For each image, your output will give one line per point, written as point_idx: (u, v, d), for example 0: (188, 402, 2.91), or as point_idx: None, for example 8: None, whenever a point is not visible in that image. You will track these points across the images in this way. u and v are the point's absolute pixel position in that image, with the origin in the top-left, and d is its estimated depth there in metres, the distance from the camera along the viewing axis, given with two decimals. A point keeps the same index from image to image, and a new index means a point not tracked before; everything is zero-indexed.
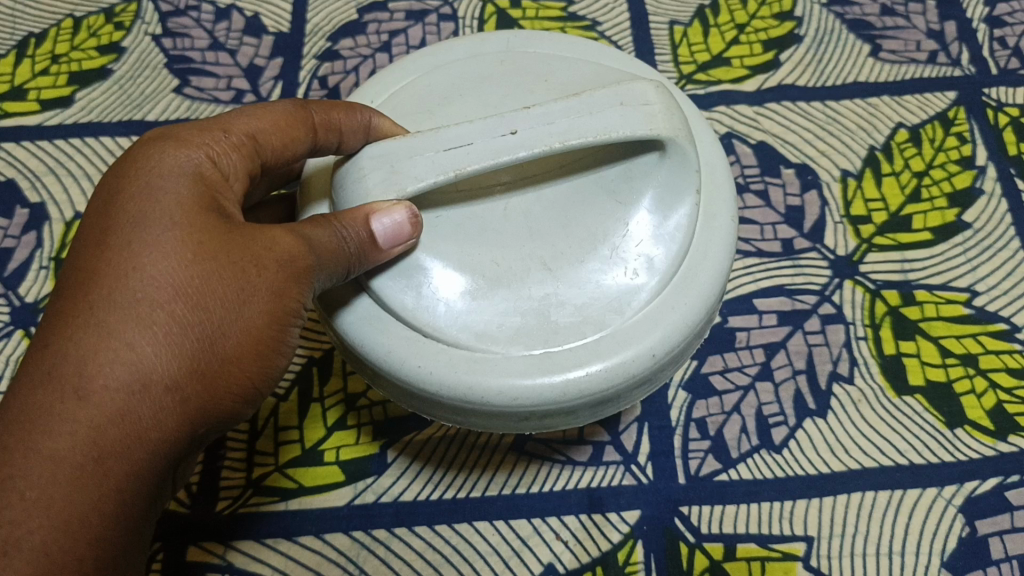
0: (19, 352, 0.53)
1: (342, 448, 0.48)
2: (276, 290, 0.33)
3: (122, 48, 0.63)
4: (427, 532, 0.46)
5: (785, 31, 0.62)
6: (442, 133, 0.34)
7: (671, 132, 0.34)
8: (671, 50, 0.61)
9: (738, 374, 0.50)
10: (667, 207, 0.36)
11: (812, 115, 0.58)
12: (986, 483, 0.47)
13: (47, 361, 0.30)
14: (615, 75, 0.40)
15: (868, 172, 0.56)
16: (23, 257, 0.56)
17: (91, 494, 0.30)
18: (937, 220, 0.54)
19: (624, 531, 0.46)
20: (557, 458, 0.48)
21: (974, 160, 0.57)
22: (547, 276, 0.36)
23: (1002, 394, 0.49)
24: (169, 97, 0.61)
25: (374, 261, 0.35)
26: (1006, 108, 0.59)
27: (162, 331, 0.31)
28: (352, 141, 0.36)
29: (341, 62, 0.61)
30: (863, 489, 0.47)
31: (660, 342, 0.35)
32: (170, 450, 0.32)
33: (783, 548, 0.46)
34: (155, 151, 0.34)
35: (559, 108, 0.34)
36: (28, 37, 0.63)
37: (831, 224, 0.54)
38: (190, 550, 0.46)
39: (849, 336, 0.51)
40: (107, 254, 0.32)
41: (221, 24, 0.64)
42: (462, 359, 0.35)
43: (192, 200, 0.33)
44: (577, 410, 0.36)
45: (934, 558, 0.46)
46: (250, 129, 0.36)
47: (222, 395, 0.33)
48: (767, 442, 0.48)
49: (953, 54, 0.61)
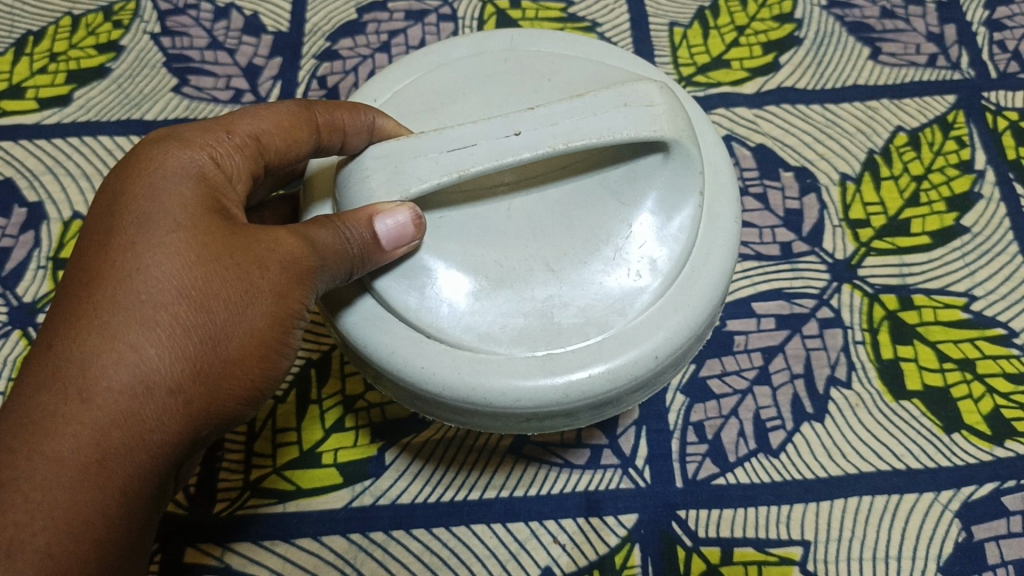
0: (17, 353, 0.53)
1: (341, 449, 0.48)
2: (279, 291, 0.33)
3: (121, 47, 0.63)
4: (425, 535, 0.46)
5: (785, 33, 0.62)
6: (446, 133, 0.34)
7: (675, 133, 0.34)
8: (671, 52, 0.61)
9: (736, 377, 0.50)
10: (671, 208, 0.36)
11: (812, 118, 0.58)
12: (983, 488, 0.47)
13: (51, 361, 0.30)
14: (618, 74, 0.40)
15: (867, 176, 0.56)
16: (21, 256, 0.56)
17: (95, 496, 0.30)
18: (936, 223, 0.54)
19: (622, 535, 0.46)
20: (555, 460, 0.48)
21: (974, 164, 0.57)
22: (550, 277, 0.36)
23: (999, 399, 0.49)
24: (168, 97, 0.60)
25: (377, 262, 0.34)
26: (1005, 112, 0.59)
27: (165, 332, 0.31)
28: (355, 141, 0.36)
29: (340, 62, 0.61)
30: (861, 493, 0.47)
31: (663, 344, 0.35)
32: (172, 452, 0.32)
33: (780, 552, 0.46)
34: (158, 151, 0.34)
35: (564, 108, 0.34)
36: (27, 34, 0.63)
37: (830, 227, 0.54)
38: (189, 552, 0.46)
39: (847, 340, 0.51)
40: (111, 256, 0.32)
41: (221, 22, 0.63)
42: (465, 359, 0.35)
43: (195, 201, 0.33)
44: (578, 411, 0.36)
45: (931, 562, 0.46)
46: (254, 130, 0.36)
47: (226, 396, 0.33)
48: (765, 446, 0.48)
49: (952, 58, 0.61)
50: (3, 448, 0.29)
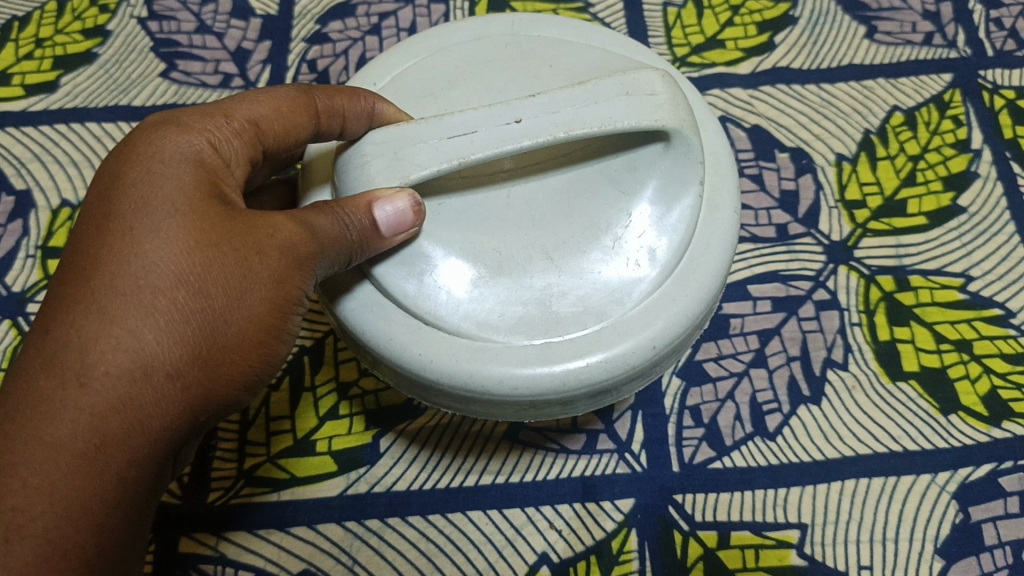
0: (7, 343, 0.52)
1: (336, 437, 0.48)
2: (278, 277, 0.32)
3: (108, 31, 0.62)
4: (421, 522, 0.46)
5: (780, 12, 0.61)
6: (445, 120, 0.33)
7: (677, 122, 0.34)
8: (665, 32, 0.60)
9: (732, 360, 0.50)
10: (670, 199, 0.36)
11: (807, 99, 0.58)
12: (980, 469, 0.47)
13: (47, 347, 0.30)
14: (618, 60, 0.40)
15: (863, 156, 0.56)
16: (10, 245, 0.55)
17: (93, 481, 0.30)
18: (933, 204, 0.54)
19: (618, 520, 0.46)
20: (551, 446, 0.48)
21: (970, 143, 0.56)
22: (549, 265, 0.35)
23: (997, 379, 0.49)
24: (156, 82, 0.59)
25: (377, 248, 0.34)
26: (1002, 90, 0.58)
27: (163, 318, 0.31)
28: (355, 127, 0.35)
29: (330, 45, 0.60)
30: (858, 475, 0.47)
31: (660, 334, 0.35)
32: (171, 437, 0.32)
33: (777, 535, 0.46)
34: (156, 135, 0.34)
35: (564, 96, 0.33)
36: (11, 20, 0.62)
37: (825, 208, 0.54)
38: (183, 542, 0.46)
39: (844, 322, 0.51)
40: (109, 240, 0.31)
41: (208, 6, 0.62)
42: (462, 347, 0.34)
43: (194, 186, 0.32)
44: (576, 400, 0.36)
45: (928, 544, 0.46)
46: (252, 115, 0.35)
47: (224, 382, 0.33)
48: (761, 429, 0.48)
49: (949, 36, 0.60)
50: (3, 434, 0.29)
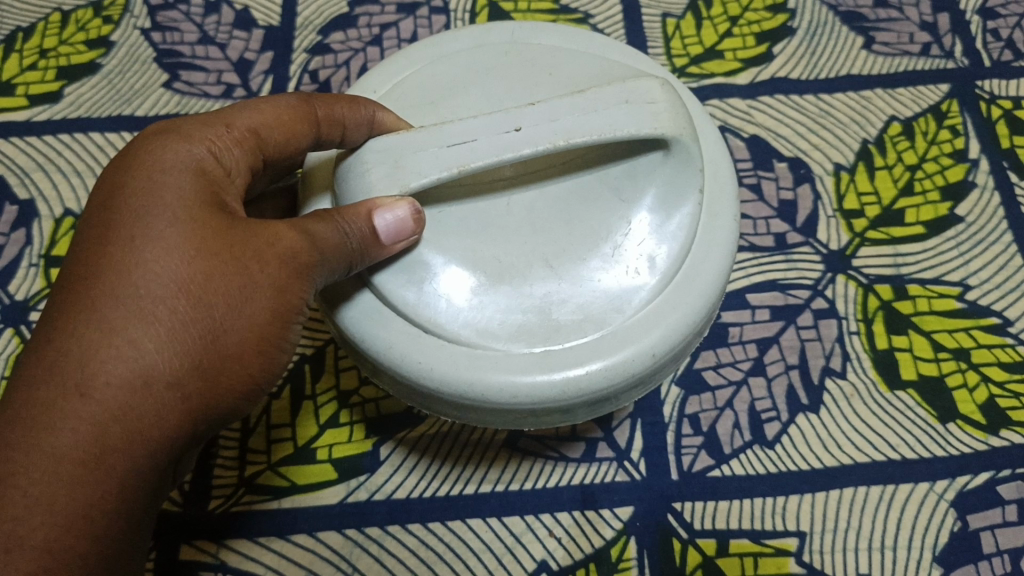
0: (9, 351, 0.52)
1: (335, 445, 0.48)
2: (278, 286, 0.33)
3: (111, 42, 0.62)
4: (420, 530, 0.46)
5: (778, 23, 0.61)
6: (446, 128, 0.34)
7: (676, 131, 0.34)
8: (664, 42, 0.61)
9: (731, 369, 0.50)
10: (670, 207, 0.36)
11: (805, 109, 0.58)
12: (977, 478, 0.47)
13: (48, 357, 0.30)
14: (618, 70, 0.40)
15: (861, 166, 0.56)
16: (12, 255, 0.55)
17: (93, 490, 0.30)
18: (930, 213, 0.54)
19: (617, 527, 0.46)
20: (550, 454, 0.48)
21: (967, 153, 0.57)
22: (549, 273, 0.36)
23: (994, 388, 0.49)
24: (159, 92, 0.60)
25: (376, 257, 0.34)
26: (999, 100, 0.59)
27: (164, 328, 0.31)
28: (355, 135, 0.36)
29: (332, 55, 0.61)
30: (856, 483, 0.47)
31: (660, 341, 0.35)
32: (171, 446, 0.32)
33: (775, 543, 0.46)
34: (157, 144, 0.34)
35: (565, 104, 0.34)
36: (16, 31, 0.63)
37: (823, 218, 0.54)
38: (184, 549, 0.46)
39: (842, 330, 0.51)
40: (110, 250, 0.31)
41: (211, 17, 0.63)
42: (462, 355, 0.35)
43: (194, 196, 0.33)
44: (575, 408, 0.36)
45: (927, 552, 0.46)
46: (252, 123, 0.36)
47: (225, 391, 0.33)
48: (760, 437, 0.48)
49: (946, 46, 0.60)
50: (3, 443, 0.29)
